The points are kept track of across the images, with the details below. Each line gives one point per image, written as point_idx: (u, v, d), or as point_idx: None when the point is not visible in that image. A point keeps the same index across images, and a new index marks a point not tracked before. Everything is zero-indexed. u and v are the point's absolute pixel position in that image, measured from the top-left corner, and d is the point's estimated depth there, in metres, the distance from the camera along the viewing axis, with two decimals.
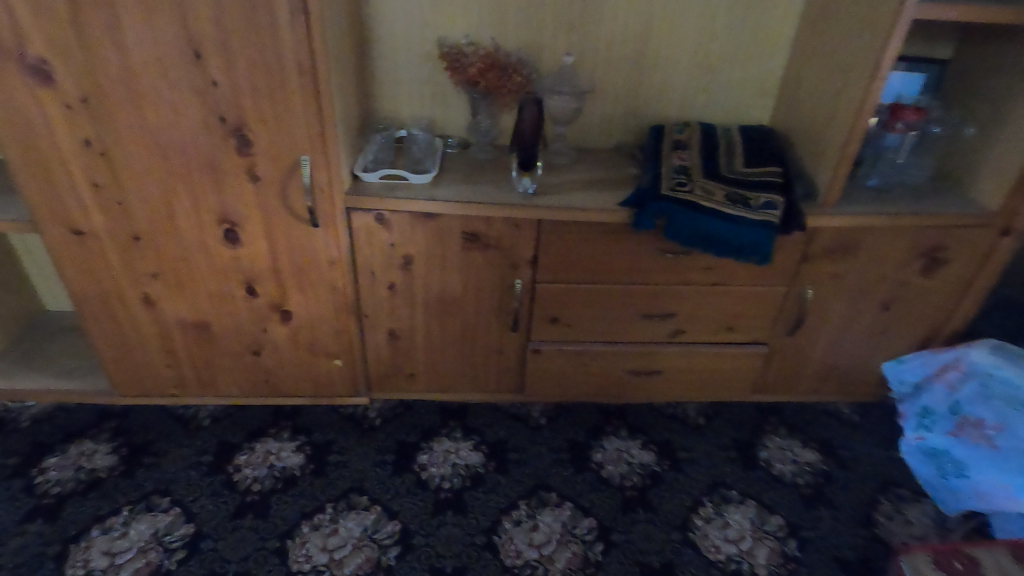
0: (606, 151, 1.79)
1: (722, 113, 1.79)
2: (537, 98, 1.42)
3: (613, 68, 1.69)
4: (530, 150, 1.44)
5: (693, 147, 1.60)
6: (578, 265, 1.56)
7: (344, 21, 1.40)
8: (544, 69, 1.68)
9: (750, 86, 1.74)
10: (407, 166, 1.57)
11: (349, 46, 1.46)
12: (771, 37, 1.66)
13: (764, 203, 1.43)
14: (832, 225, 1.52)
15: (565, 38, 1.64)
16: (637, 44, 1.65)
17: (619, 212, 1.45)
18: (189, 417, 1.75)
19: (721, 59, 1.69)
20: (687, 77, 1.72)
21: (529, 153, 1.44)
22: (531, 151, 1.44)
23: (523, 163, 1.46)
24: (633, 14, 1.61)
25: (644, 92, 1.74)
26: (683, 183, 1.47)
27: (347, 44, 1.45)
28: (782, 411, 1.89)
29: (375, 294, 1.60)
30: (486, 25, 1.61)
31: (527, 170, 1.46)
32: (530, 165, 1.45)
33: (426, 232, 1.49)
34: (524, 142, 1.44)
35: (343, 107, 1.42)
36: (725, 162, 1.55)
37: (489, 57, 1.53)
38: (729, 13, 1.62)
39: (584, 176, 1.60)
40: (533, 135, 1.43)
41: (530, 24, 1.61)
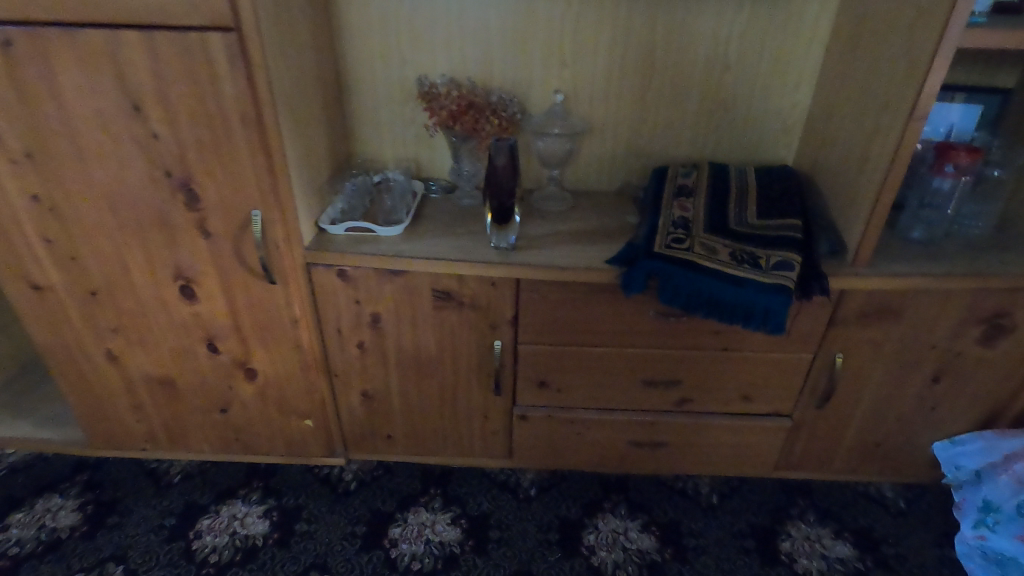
0: (605, 195, 1.62)
1: (739, 151, 1.58)
2: (512, 144, 1.25)
3: (611, 105, 1.52)
4: (507, 201, 1.28)
5: (699, 192, 1.40)
6: (563, 326, 1.39)
7: (307, 65, 1.31)
8: (533, 108, 1.53)
9: (769, 121, 1.53)
10: (379, 217, 1.45)
11: (315, 90, 1.37)
12: (793, 67, 1.45)
13: (775, 263, 1.22)
14: (863, 288, 1.29)
15: (556, 73, 1.49)
16: (636, 79, 1.49)
17: (605, 272, 1.27)
18: (160, 473, 1.68)
19: (734, 93, 1.50)
20: (695, 113, 1.53)
21: (507, 205, 1.29)
22: (507, 204, 1.29)
23: (498, 216, 1.30)
24: (631, 45, 1.44)
25: (646, 130, 1.56)
26: (681, 237, 1.27)
27: (312, 88, 1.35)
28: (811, 492, 1.63)
29: (344, 353, 1.47)
30: (469, 62, 1.48)
31: (505, 223, 1.31)
32: (508, 217, 1.30)
33: (393, 290, 1.36)
34: (500, 194, 1.27)
35: (304, 156, 1.32)
36: (734, 212, 1.35)
37: (465, 98, 1.38)
38: (742, 41, 1.43)
39: (573, 226, 1.44)
40: (508, 186, 1.27)
41: (517, 59, 1.47)
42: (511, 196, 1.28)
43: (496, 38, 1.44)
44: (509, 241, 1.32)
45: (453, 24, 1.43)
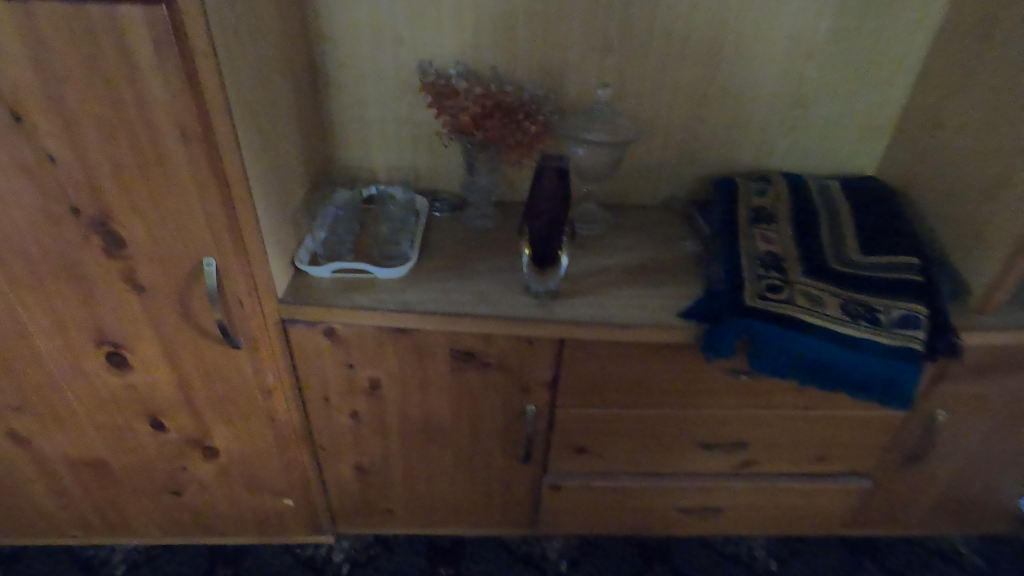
0: (651, 212, 1.32)
1: (812, 160, 1.30)
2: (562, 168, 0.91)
3: (664, 103, 1.21)
4: (553, 239, 0.96)
5: (782, 219, 1.12)
6: (615, 388, 1.11)
7: (272, 49, 0.95)
8: (567, 104, 1.21)
9: (853, 124, 1.25)
10: (374, 251, 1.11)
11: (284, 82, 1.00)
12: (892, 56, 1.17)
13: (897, 317, 0.96)
14: (989, 342, 1.04)
15: (599, 62, 1.16)
16: (699, 69, 1.18)
17: (680, 330, 0.98)
18: (96, 564, 1.33)
19: (815, 89, 1.21)
20: (765, 112, 1.24)
21: (552, 243, 0.97)
22: (552, 243, 0.97)
23: (539, 255, 0.98)
24: (696, 27, 1.13)
25: (704, 133, 1.26)
26: (775, 284, 0.99)
27: (279, 80, 0.98)
28: (879, 552, 1.43)
29: (331, 423, 1.15)
30: (487, 44, 1.14)
31: (548, 266, 0.99)
32: (553, 259, 0.98)
33: (398, 352, 1.03)
34: (543, 226, 0.96)
35: (273, 176, 0.97)
36: (829, 246, 1.07)
37: (489, 96, 1.04)
38: (833, 23, 1.13)
39: (624, 261, 1.14)
40: (555, 218, 0.96)
41: (550, 42, 1.14)
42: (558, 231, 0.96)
43: (523, 13, 1.10)
44: (552, 287, 1.02)
45: None
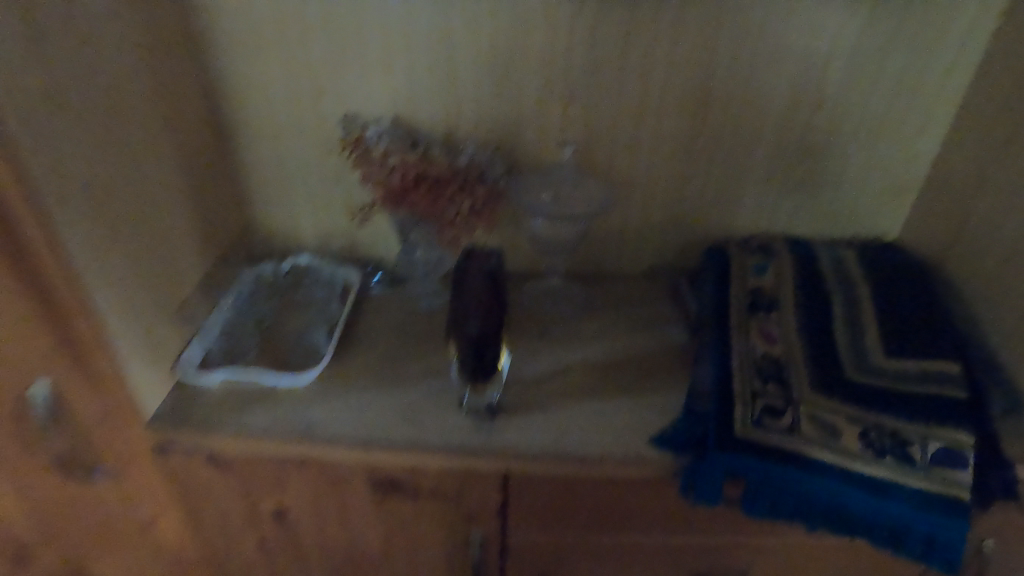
0: (630, 284, 1.10)
1: (824, 223, 1.09)
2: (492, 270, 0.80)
3: (641, 160, 1.01)
4: (488, 348, 0.75)
5: (786, 306, 0.90)
6: (577, 522, 0.86)
7: (133, 113, 0.76)
8: (523, 162, 1.01)
9: (872, 181, 1.03)
10: (287, 345, 0.91)
11: (159, 150, 0.82)
12: (919, 102, 0.95)
13: (933, 454, 0.73)
14: None
15: (559, 114, 0.96)
16: (681, 120, 0.97)
17: (652, 465, 0.76)
18: None
19: (823, 141, 1.00)
20: (763, 168, 1.03)
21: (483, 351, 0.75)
22: (489, 353, 0.75)
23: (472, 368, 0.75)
24: (675, 72, 0.92)
25: (691, 192, 1.05)
26: (775, 405, 0.76)
27: (150, 149, 0.80)
28: None
29: (236, 553, 0.95)
30: (423, 94, 0.94)
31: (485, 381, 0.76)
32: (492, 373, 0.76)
33: (303, 481, 0.83)
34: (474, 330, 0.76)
35: (138, 270, 0.77)
36: (846, 346, 0.85)
37: (411, 163, 0.83)
38: (845, 65, 0.92)
39: (590, 357, 0.93)
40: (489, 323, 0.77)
41: (499, 92, 0.94)
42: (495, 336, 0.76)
43: (463, 57, 0.91)
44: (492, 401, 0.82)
45: (394, 35, 0.89)
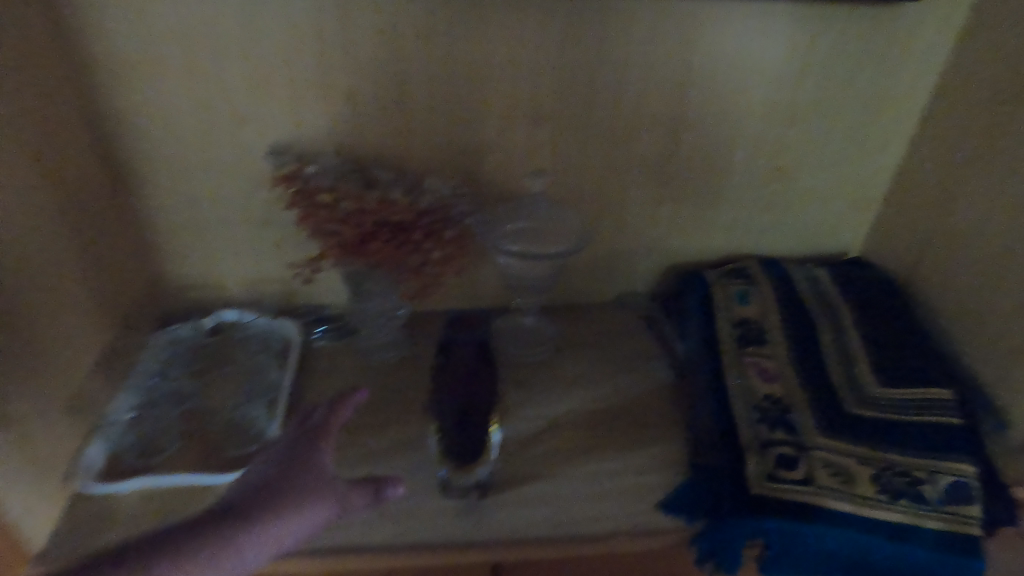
0: (604, 316, 1.02)
1: (792, 241, 1.06)
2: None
3: (612, 184, 0.93)
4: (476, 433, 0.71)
5: (777, 339, 0.87)
6: None
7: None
8: (487, 192, 0.90)
9: (838, 198, 1.02)
10: (213, 433, 0.75)
11: (31, 198, 0.64)
12: (883, 118, 0.94)
13: (946, 490, 0.70)
14: None
15: (525, 139, 0.86)
16: (654, 141, 0.90)
17: (665, 535, 0.68)
18: None
19: (795, 160, 0.97)
20: (738, 189, 0.98)
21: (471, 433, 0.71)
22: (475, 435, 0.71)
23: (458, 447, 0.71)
24: (648, 90, 0.85)
25: (664, 217, 0.98)
26: (787, 453, 0.72)
27: (14, 198, 0.61)
28: None
29: None
30: (369, 118, 0.81)
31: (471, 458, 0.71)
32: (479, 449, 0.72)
33: None
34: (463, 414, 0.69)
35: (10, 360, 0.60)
36: (841, 378, 0.83)
37: (370, 204, 0.69)
38: (817, 81, 0.89)
39: (576, 408, 0.83)
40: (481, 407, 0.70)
41: (458, 115, 0.82)
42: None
43: (416, 76, 0.78)
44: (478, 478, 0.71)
45: (331, 51, 0.75)
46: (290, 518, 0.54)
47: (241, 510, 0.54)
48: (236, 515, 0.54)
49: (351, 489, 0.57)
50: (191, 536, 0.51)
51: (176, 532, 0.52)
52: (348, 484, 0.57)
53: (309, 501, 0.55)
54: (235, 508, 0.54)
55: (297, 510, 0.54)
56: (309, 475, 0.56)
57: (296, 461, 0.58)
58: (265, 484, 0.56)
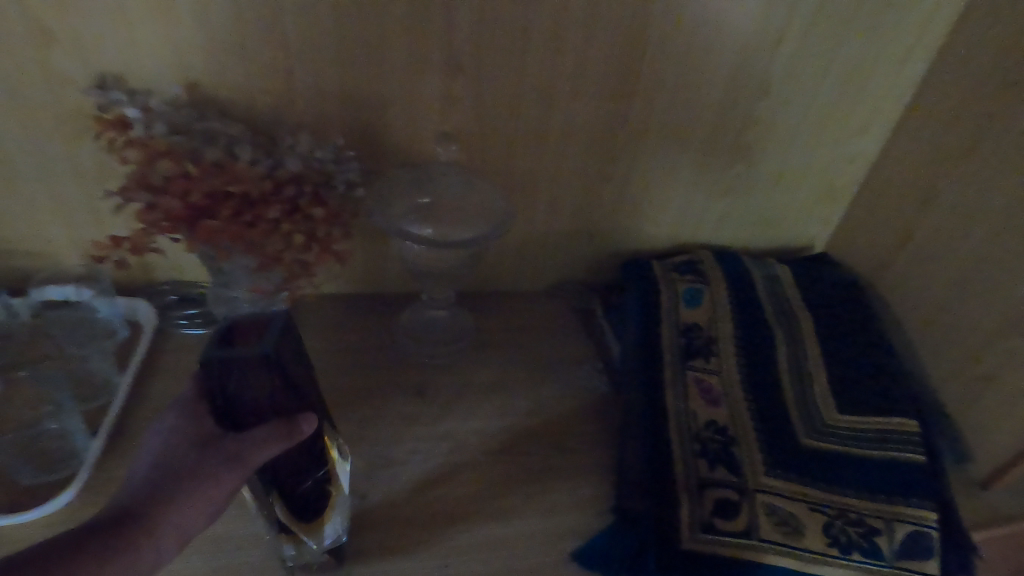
0: (533, 307, 0.88)
1: (752, 231, 0.93)
2: (270, 356, 0.40)
3: (547, 155, 0.77)
4: (301, 484, 0.49)
5: (723, 350, 0.76)
6: None
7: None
8: (392, 155, 0.72)
9: (807, 185, 0.89)
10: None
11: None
12: (867, 96, 0.80)
13: (904, 542, 0.59)
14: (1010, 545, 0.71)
15: (439, 92, 0.68)
16: (600, 105, 0.74)
17: None
18: None
19: (763, 139, 0.82)
20: (696, 168, 0.83)
21: (291, 492, 0.49)
22: (302, 494, 0.49)
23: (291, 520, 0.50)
24: (595, 40, 0.68)
25: (609, 197, 0.83)
26: (725, 496, 0.61)
27: None
28: None
29: None
30: (228, 50, 0.61)
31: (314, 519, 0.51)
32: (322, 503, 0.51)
33: None
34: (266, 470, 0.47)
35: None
36: (794, 401, 0.72)
37: (198, 174, 0.53)
38: (798, 44, 0.73)
39: (485, 423, 0.69)
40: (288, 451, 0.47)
41: (349, 54, 0.64)
42: (308, 462, 0.49)
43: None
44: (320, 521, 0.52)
45: None
46: (194, 515, 0.41)
47: (127, 518, 0.40)
48: (120, 526, 0.40)
49: (270, 435, 0.41)
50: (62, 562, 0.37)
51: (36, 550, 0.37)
52: (277, 428, 0.42)
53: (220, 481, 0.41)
54: (115, 515, 0.40)
55: (205, 497, 0.41)
56: (216, 449, 0.41)
57: (193, 440, 0.42)
58: (156, 486, 0.41)
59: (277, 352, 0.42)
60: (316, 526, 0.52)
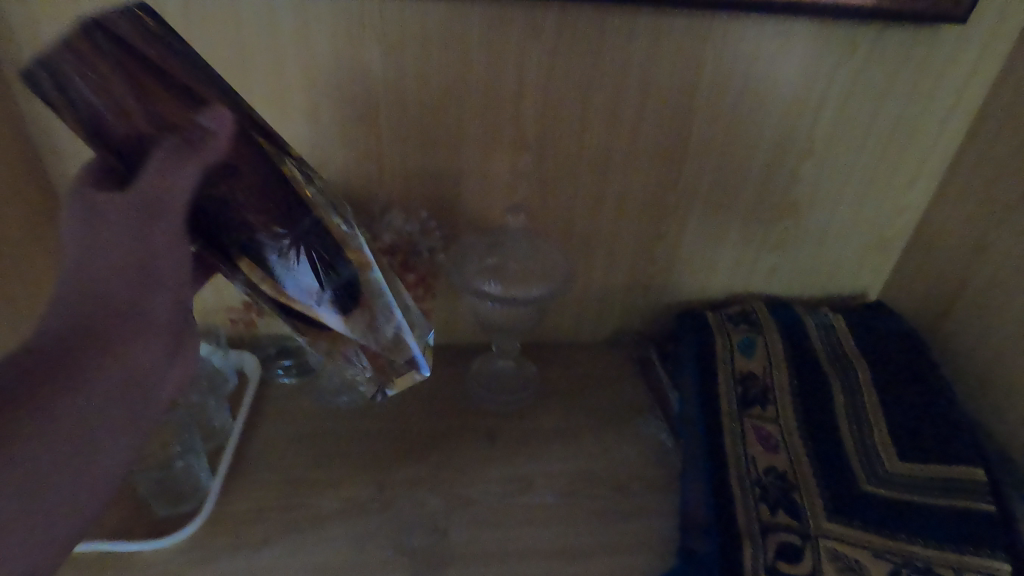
0: (592, 356, 0.94)
1: (804, 282, 0.97)
2: (98, 22, 0.37)
3: (604, 218, 0.84)
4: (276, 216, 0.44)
5: (779, 398, 0.79)
6: None
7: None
8: (467, 221, 0.82)
9: (855, 237, 0.92)
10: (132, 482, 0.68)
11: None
12: (911, 153, 0.84)
13: None
14: None
15: (508, 169, 0.78)
16: (652, 174, 0.81)
17: None
18: None
19: (811, 195, 0.87)
20: (746, 224, 0.88)
21: (265, 250, 0.44)
22: (287, 266, 0.45)
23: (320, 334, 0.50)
24: (647, 118, 0.76)
25: (662, 253, 0.89)
26: (787, 541, 0.63)
27: None
28: None
29: None
30: (333, 142, 0.73)
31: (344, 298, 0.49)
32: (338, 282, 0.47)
33: None
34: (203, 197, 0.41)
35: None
36: (855, 448, 0.74)
37: None
38: (841, 109, 0.79)
39: (552, 466, 0.75)
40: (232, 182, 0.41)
41: (433, 140, 0.74)
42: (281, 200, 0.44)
43: (386, 99, 0.70)
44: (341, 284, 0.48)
45: (291, 65, 0.67)
46: (158, 287, 0.40)
47: (79, 338, 0.36)
48: (70, 355, 0.36)
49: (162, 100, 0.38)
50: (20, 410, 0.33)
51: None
52: (176, 147, 0.37)
53: (172, 249, 0.40)
54: (49, 354, 0.35)
55: (157, 274, 0.39)
56: (135, 217, 0.37)
57: (113, 224, 0.37)
58: (101, 297, 0.38)
59: (132, 32, 0.38)
60: (335, 322, 0.49)
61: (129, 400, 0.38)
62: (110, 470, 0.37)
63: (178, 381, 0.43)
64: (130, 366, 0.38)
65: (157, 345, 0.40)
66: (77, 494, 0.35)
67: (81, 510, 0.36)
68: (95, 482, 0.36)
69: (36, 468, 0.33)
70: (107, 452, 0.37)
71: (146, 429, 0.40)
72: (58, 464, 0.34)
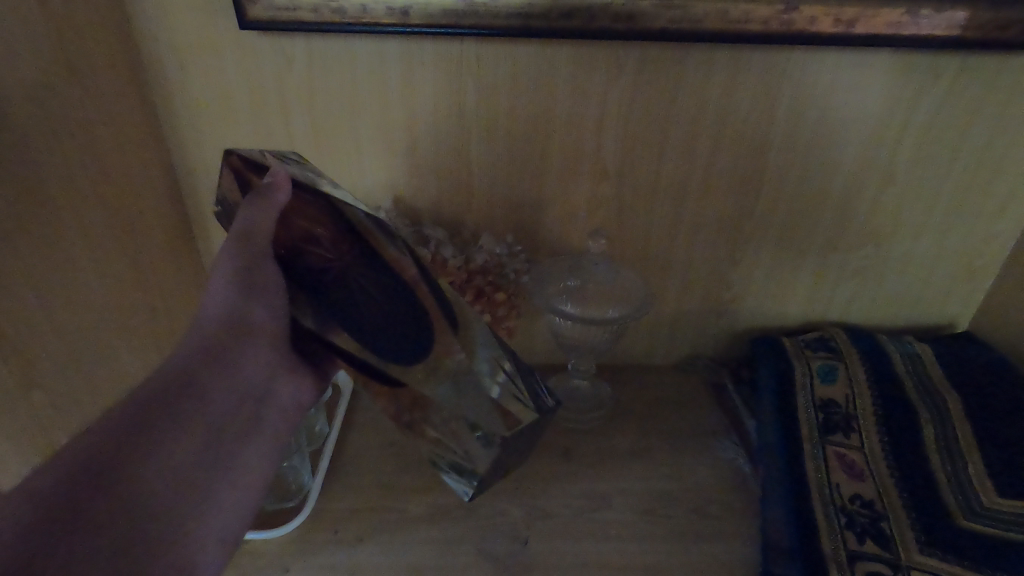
0: (666, 379, 0.95)
1: (886, 311, 0.95)
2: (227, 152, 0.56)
3: (678, 243, 0.87)
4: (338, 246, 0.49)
5: (863, 426, 0.78)
6: None
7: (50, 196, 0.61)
8: (546, 245, 0.86)
9: (942, 266, 0.90)
10: None
11: (97, 235, 0.66)
12: (1002, 181, 0.83)
13: None
14: None
15: (588, 197, 0.82)
16: (727, 201, 0.83)
17: None
18: None
19: (893, 222, 0.86)
20: (823, 251, 0.88)
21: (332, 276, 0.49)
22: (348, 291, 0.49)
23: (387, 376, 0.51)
24: (722, 148, 0.79)
25: (737, 279, 0.90)
26: (878, 570, 0.61)
27: (81, 239, 0.64)
28: None
29: None
30: (428, 172, 0.80)
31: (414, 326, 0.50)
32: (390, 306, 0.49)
33: None
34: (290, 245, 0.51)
35: (48, 392, 0.62)
36: (948, 481, 0.71)
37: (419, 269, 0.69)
38: (924, 136, 0.79)
39: (629, 484, 0.76)
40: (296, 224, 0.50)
41: (518, 171, 0.80)
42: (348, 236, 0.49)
43: (477, 132, 0.77)
44: (407, 306, 0.49)
45: (395, 103, 0.75)
46: (258, 303, 0.50)
47: (212, 357, 0.47)
48: (194, 381, 0.45)
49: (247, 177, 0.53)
50: (176, 406, 0.43)
51: (130, 423, 0.41)
52: (251, 200, 0.49)
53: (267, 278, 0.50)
54: (189, 373, 0.45)
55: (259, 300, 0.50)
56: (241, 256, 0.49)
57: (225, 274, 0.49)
58: (218, 329, 0.49)
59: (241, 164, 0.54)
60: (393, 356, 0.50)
61: (267, 349, 0.51)
62: (228, 470, 0.45)
63: (286, 392, 0.53)
64: (260, 334, 0.50)
65: (261, 357, 0.50)
66: (209, 489, 0.43)
67: (214, 502, 0.44)
68: (217, 478, 0.44)
69: (180, 464, 0.42)
70: (263, 393, 0.50)
71: (252, 437, 0.49)
72: (193, 464, 0.43)
